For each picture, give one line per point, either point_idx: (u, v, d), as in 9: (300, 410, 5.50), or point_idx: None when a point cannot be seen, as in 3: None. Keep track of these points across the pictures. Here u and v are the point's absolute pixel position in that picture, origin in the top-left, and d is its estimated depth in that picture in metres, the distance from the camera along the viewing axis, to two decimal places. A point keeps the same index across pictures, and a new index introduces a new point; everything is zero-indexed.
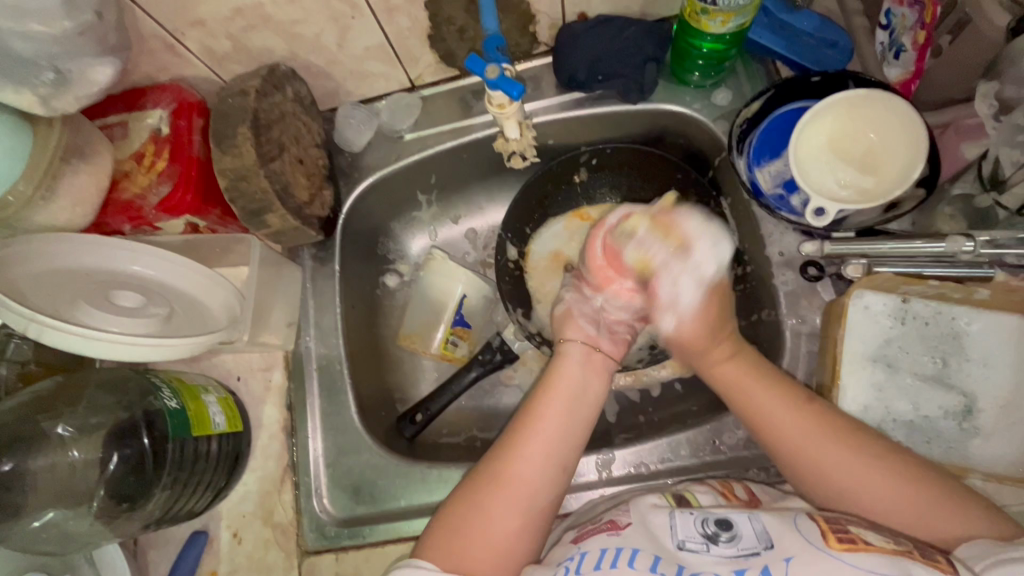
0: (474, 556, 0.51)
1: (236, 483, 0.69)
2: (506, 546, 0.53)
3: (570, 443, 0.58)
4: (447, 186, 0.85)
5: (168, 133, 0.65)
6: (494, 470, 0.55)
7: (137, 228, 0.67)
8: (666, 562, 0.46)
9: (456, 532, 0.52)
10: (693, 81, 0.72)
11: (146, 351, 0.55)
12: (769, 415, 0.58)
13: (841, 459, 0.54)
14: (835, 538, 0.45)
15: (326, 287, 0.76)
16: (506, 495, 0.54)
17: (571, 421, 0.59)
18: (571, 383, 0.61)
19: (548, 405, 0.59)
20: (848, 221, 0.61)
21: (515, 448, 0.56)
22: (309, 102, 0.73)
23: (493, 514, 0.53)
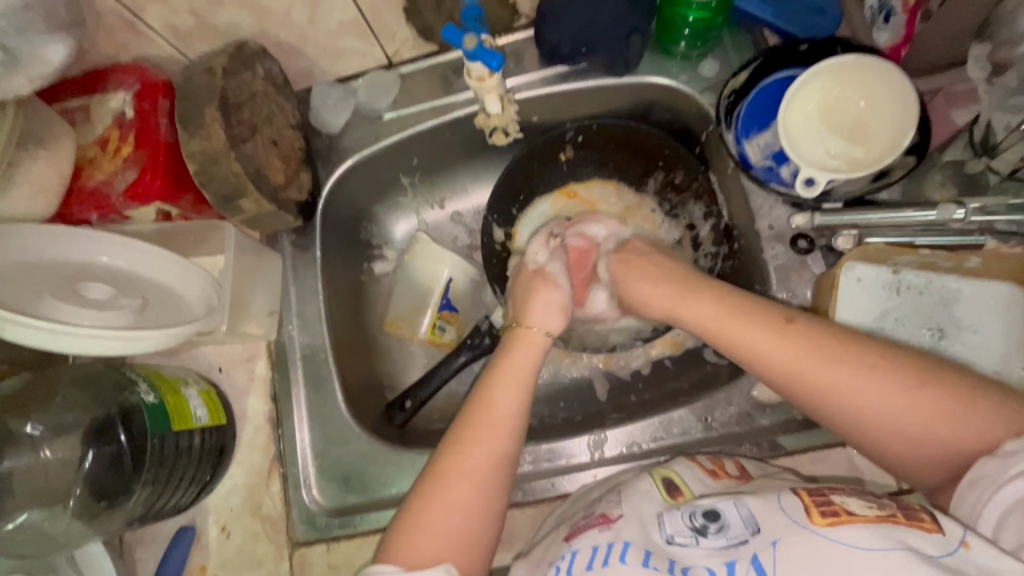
0: (429, 548, 0.48)
1: (222, 477, 0.68)
2: (466, 523, 0.50)
3: (521, 423, 0.55)
4: (430, 168, 0.83)
5: (133, 116, 0.62)
6: (446, 456, 0.52)
7: (105, 216, 0.64)
8: (657, 556, 0.45)
9: (411, 525, 0.49)
10: (679, 52, 0.70)
11: (116, 344, 0.53)
12: (762, 350, 0.52)
13: (858, 392, 0.48)
14: (817, 513, 0.43)
15: (307, 273, 0.74)
16: (461, 473, 0.51)
17: (523, 394, 0.56)
18: (518, 367, 0.58)
19: (500, 390, 0.55)
20: (834, 194, 0.60)
21: (471, 436, 0.53)
22: (281, 82, 0.69)
23: (451, 492, 0.50)
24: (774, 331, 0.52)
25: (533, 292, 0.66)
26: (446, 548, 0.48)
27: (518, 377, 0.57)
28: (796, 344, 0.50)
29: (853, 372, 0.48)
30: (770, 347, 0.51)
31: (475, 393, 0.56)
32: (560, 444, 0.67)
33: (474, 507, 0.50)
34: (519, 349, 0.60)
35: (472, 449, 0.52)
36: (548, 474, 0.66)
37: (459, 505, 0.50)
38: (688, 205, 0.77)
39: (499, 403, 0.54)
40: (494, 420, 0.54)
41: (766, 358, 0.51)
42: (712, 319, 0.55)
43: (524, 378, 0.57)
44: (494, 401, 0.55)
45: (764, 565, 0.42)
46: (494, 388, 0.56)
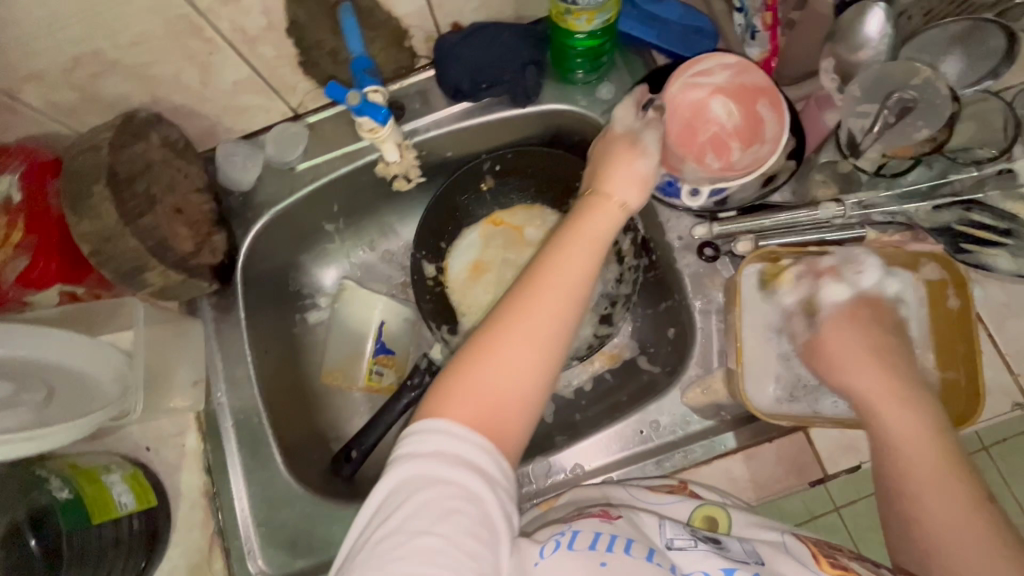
0: (473, 408, 0.46)
1: (160, 560, 0.64)
2: (499, 406, 0.47)
3: (584, 297, 0.51)
4: (354, 212, 0.83)
5: (22, 200, 0.59)
6: (498, 315, 0.49)
7: (3, 306, 0.61)
8: (659, 553, 0.47)
9: (452, 385, 0.47)
10: (578, 79, 0.73)
11: (12, 447, 0.49)
12: (856, 377, 0.54)
13: (931, 477, 0.48)
14: (826, 563, 0.47)
15: (232, 335, 0.72)
16: (500, 348, 0.48)
17: (588, 259, 0.52)
18: (592, 233, 0.53)
19: (535, 299, 0.49)
20: (730, 202, 0.63)
21: (519, 308, 0.49)
22: (182, 146, 0.68)
23: (503, 358, 0.48)
24: (911, 406, 0.51)
25: (612, 157, 0.57)
26: (476, 419, 0.46)
27: (588, 247, 0.52)
28: (899, 398, 0.51)
29: (924, 432, 0.49)
30: (908, 420, 0.50)
31: (531, 265, 0.52)
32: (508, 477, 0.68)
33: (517, 387, 0.47)
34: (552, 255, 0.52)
35: (520, 334, 0.48)
36: None
37: (500, 381, 0.47)
38: None
39: (551, 278, 0.50)
40: (548, 303, 0.49)
41: (841, 370, 0.55)
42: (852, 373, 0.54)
43: (596, 245, 0.53)
44: (556, 263, 0.51)
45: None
46: (534, 292, 0.50)
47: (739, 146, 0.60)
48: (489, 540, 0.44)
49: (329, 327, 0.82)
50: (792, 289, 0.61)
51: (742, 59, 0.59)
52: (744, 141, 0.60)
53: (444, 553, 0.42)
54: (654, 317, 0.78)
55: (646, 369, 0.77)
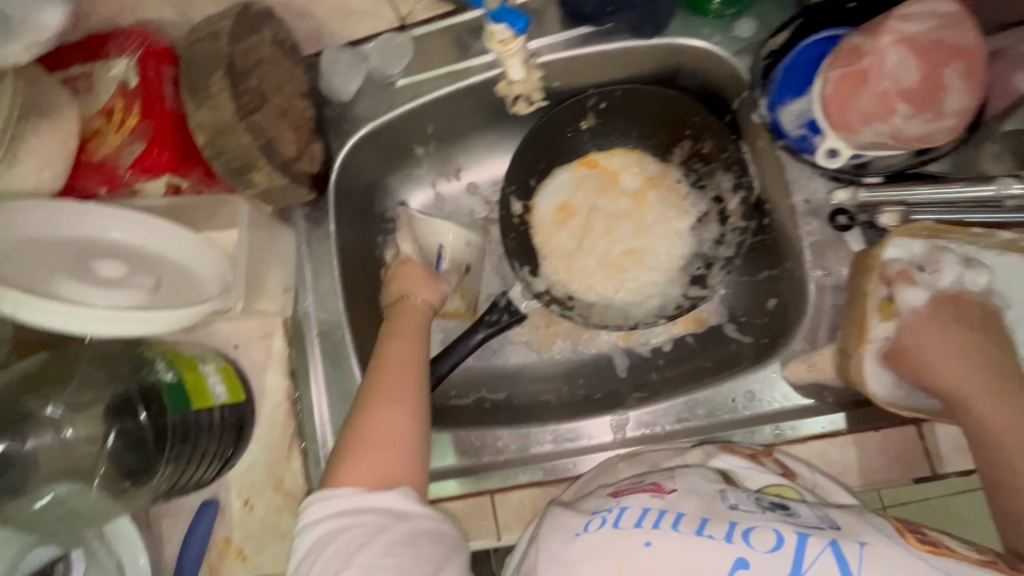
0: (370, 475, 0.53)
1: (243, 452, 0.68)
2: (393, 446, 0.56)
3: (421, 360, 0.63)
4: (446, 137, 0.79)
5: (137, 85, 0.59)
6: (377, 388, 0.59)
7: (115, 192, 0.61)
8: (715, 522, 0.42)
9: (352, 456, 0.55)
10: (713, 10, 0.64)
11: (99, 322, 0.50)
12: (943, 369, 0.52)
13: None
14: (913, 537, 0.41)
15: (322, 249, 0.73)
16: (388, 397, 0.58)
17: (413, 350, 0.64)
18: (410, 328, 0.67)
19: (393, 342, 0.65)
20: (873, 167, 0.57)
21: (382, 386, 0.59)
22: (289, 46, 0.65)
23: (379, 424, 0.57)
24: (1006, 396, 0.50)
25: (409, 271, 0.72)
26: (368, 485, 0.53)
27: (416, 338, 0.66)
28: (990, 387, 0.50)
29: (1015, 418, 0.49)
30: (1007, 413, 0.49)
31: (380, 349, 0.64)
32: (579, 424, 0.67)
33: (399, 439, 0.56)
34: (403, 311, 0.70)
35: (387, 382, 0.60)
36: (570, 453, 0.65)
37: (394, 427, 0.57)
38: (715, 175, 0.74)
39: (395, 351, 0.63)
40: (398, 372, 0.61)
41: (929, 364, 0.52)
42: (945, 367, 0.52)
43: (416, 335, 0.66)
44: (394, 347, 0.64)
45: (846, 556, 0.39)
46: (392, 338, 0.66)
47: (905, 105, 0.50)
48: (423, 544, 0.50)
49: None
50: (921, 286, 0.54)
51: (958, 8, 0.49)
52: (912, 101, 0.50)
53: (387, 567, 0.48)
54: (754, 285, 0.73)
55: (734, 339, 0.73)
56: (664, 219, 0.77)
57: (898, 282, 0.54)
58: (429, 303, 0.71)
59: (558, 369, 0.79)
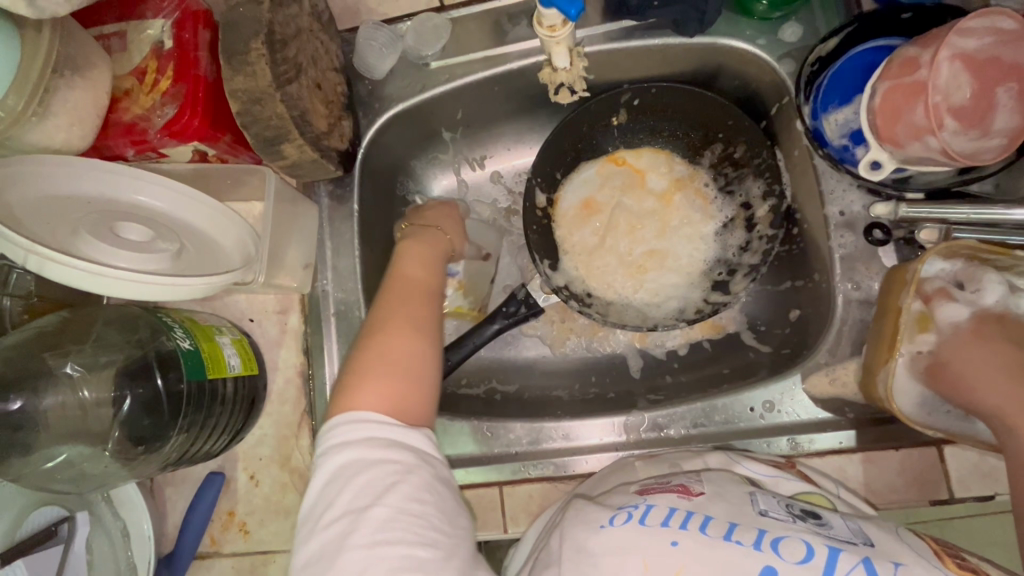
0: (385, 393, 0.52)
1: (252, 427, 0.67)
2: (404, 376, 0.54)
3: (434, 288, 0.64)
4: (474, 123, 0.78)
5: (171, 47, 0.58)
6: (387, 312, 0.59)
7: (142, 153, 0.61)
8: (743, 528, 0.42)
9: (365, 373, 0.53)
10: (759, 12, 0.63)
11: (126, 285, 0.50)
12: (982, 387, 0.50)
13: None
14: (950, 561, 0.41)
15: (343, 227, 0.71)
16: (403, 318, 0.58)
17: (429, 280, 0.64)
18: (423, 253, 0.67)
19: (411, 262, 0.66)
20: (913, 183, 0.56)
21: (394, 303, 0.60)
22: (326, 20, 0.65)
23: (395, 344, 0.56)
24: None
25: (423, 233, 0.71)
26: (385, 409, 0.52)
27: (433, 270, 0.66)
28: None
29: None
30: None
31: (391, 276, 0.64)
32: (592, 422, 0.66)
33: (416, 363, 0.56)
34: (410, 244, 0.69)
35: (405, 310, 0.59)
36: (580, 449, 0.65)
37: (403, 351, 0.56)
38: (746, 181, 0.73)
39: (411, 283, 0.63)
40: (410, 296, 0.61)
41: (967, 379, 0.51)
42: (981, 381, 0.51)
43: (432, 258, 0.68)
44: (406, 268, 0.65)
45: (879, 571, 0.38)
46: (407, 268, 0.65)
47: (954, 120, 0.48)
48: (445, 494, 0.50)
49: None
50: (963, 303, 0.54)
51: (1020, 26, 0.48)
52: (960, 118, 0.49)
53: (415, 512, 0.47)
54: (776, 295, 0.72)
55: (752, 347, 0.72)
56: (689, 222, 0.76)
57: (936, 298, 0.54)
58: (450, 244, 0.72)
59: (571, 365, 0.78)
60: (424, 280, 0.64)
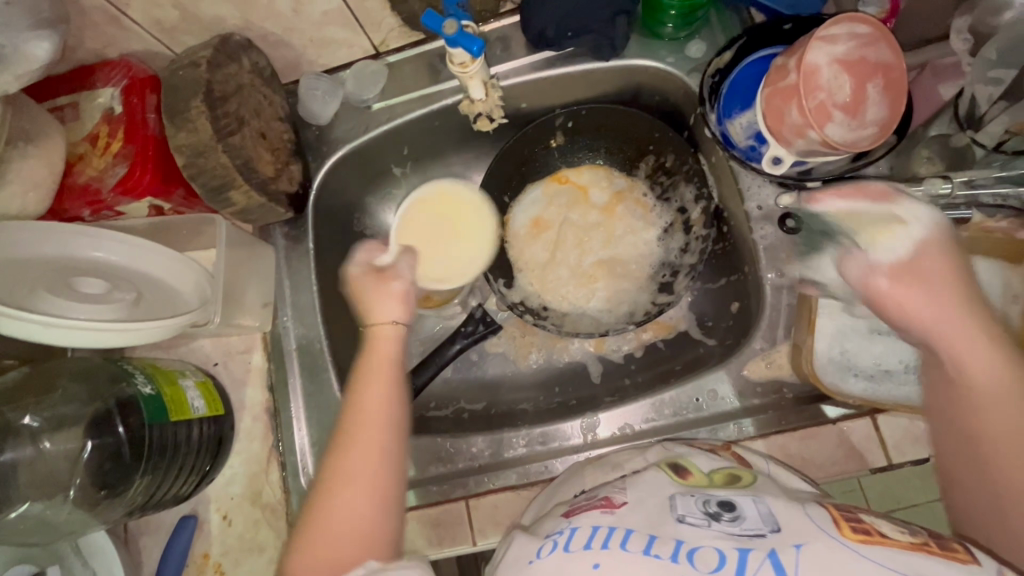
0: (324, 550, 0.46)
1: (221, 467, 0.69)
2: (360, 527, 0.47)
3: (397, 417, 0.53)
4: (421, 157, 0.82)
5: (121, 112, 0.62)
6: (346, 424, 0.52)
7: (98, 213, 0.64)
8: (661, 541, 0.42)
9: (308, 527, 0.47)
10: (666, 33, 0.69)
11: (104, 335, 0.53)
12: (920, 321, 0.49)
13: (1005, 411, 0.44)
14: (848, 528, 0.42)
15: (300, 265, 0.75)
16: (355, 438, 0.50)
17: (394, 394, 0.53)
18: (382, 362, 0.56)
19: (369, 387, 0.53)
20: (815, 173, 0.61)
21: (349, 429, 0.51)
22: (268, 75, 0.70)
23: (345, 483, 0.49)
24: (985, 342, 0.46)
25: (372, 291, 0.59)
26: (323, 558, 0.46)
27: (378, 383, 0.53)
28: (998, 366, 0.45)
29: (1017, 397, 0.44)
30: (984, 364, 0.46)
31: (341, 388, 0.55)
32: (553, 428, 0.68)
33: (370, 499, 0.48)
34: (374, 346, 0.57)
35: (353, 442, 0.50)
36: (542, 457, 0.67)
37: (355, 494, 0.48)
38: (680, 187, 0.77)
39: (366, 406, 0.52)
40: (370, 430, 0.51)
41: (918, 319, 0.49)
42: (926, 323, 0.48)
43: (391, 374, 0.55)
44: (364, 392, 0.53)
45: (783, 562, 0.39)
46: (366, 386, 0.53)
47: (842, 114, 0.54)
48: None
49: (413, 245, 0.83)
50: None
51: (875, 29, 0.54)
52: (847, 111, 0.54)
53: None
54: (716, 292, 0.76)
55: (700, 342, 0.76)
56: (632, 231, 0.80)
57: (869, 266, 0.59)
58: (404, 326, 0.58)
59: (533, 378, 0.80)
60: (382, 384, 0.54)
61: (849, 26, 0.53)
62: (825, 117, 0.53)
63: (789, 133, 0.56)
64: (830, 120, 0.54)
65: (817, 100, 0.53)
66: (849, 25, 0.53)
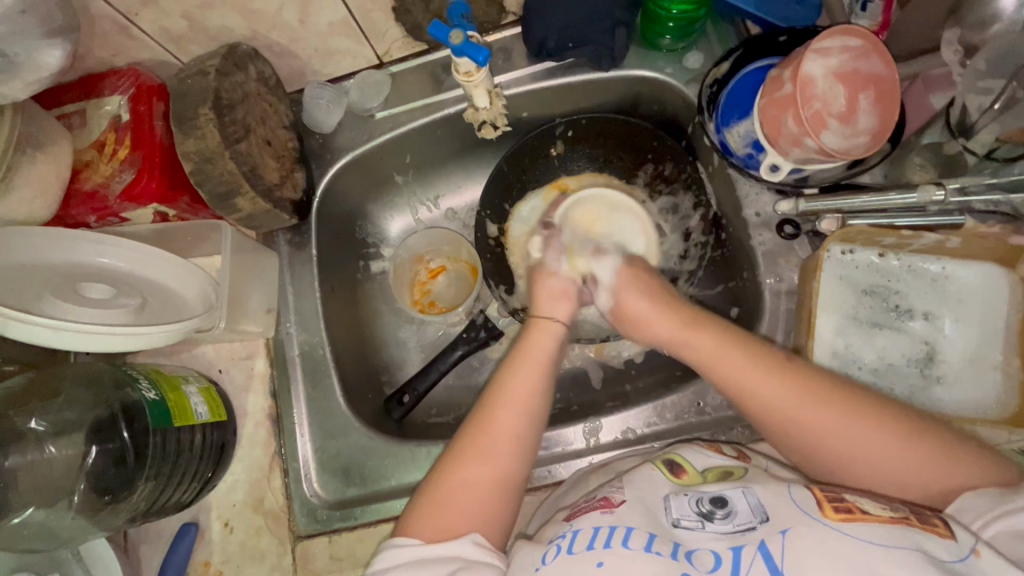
0: (451, 522, 0.50)
1: (224, 474, 0.69)
2: (480, 506, 0.52)
3: (540, 411, 0.57)
4: (423, 165, 0.83)
5: (129, 119, 0.63)
6: (483, 414, 0.56)
7: (103, 219, 0.65)
8: (661, 540, 0.44)
9: (433, 502, 0.51)
10: (664, 45, 0.70)
11: (117, 339, 0.54)
12: (728, 363, 0.55)
13: (809, 409, 0.51)
14: (830, 509, 0.43)
15: (304, 271, 0.75)
16: (496, 428, 0.55)
17: (540, 384, 0.58)
18: (539, 354, 0.60)
19: (518, 376, 0.58)
20: (811, 180, 0.63)
21: (491, 414, 0.55)
22: (274, 84, 0.71)
23: (473, 468, 0.53)
24: (768, 372, 0.54)
25: (541, 286, 0.68)
26: (442, 530, 0.50)
27: (536, 370, 0.58)
28: (773, 369, 0.53)
29: (795, 395, 0.52)
30: (770, 387, 0.53)
31: (498, 376, 0.59)
32: (555, 433, 0.68)
33: (495, 484, 0.53)
34: (533, 336, 0.63)
35: (490, 430, 0.55)
36: (545, 461, 0.67)
37: (481, 477, 0.52)
38: (679, 194, 0.78)
39: (516, 390, 0.57)
40: (503, 420, 0.55)
41: (704, 357, 0.58)
42: (710, 347, 0.57)
43: (541, 363, 0.59)
44: (513, 380, 0.57)
45: (772, 553, 0.41)
46: (516, 372, 0.58)
47: (838, 123, 0.55)
48: None
49: (407, 259, 0.84)
50: (867, 268, 0.62)
51: (866, 41, 0.55)
52: (842, 120, 0.55)
53: None
54: (714, 298, 0.76)
55: None
56: None
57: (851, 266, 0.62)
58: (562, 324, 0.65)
59: None
60: (533, 381, 0.58)
61: (840, 38, 0.55)
62: (823, 126, 0.55)
63: (788, 142, 0.57)
64: (827, 129, 0.55)
65: (813, 109, 0.55)
66: (840, 37, 0.55)
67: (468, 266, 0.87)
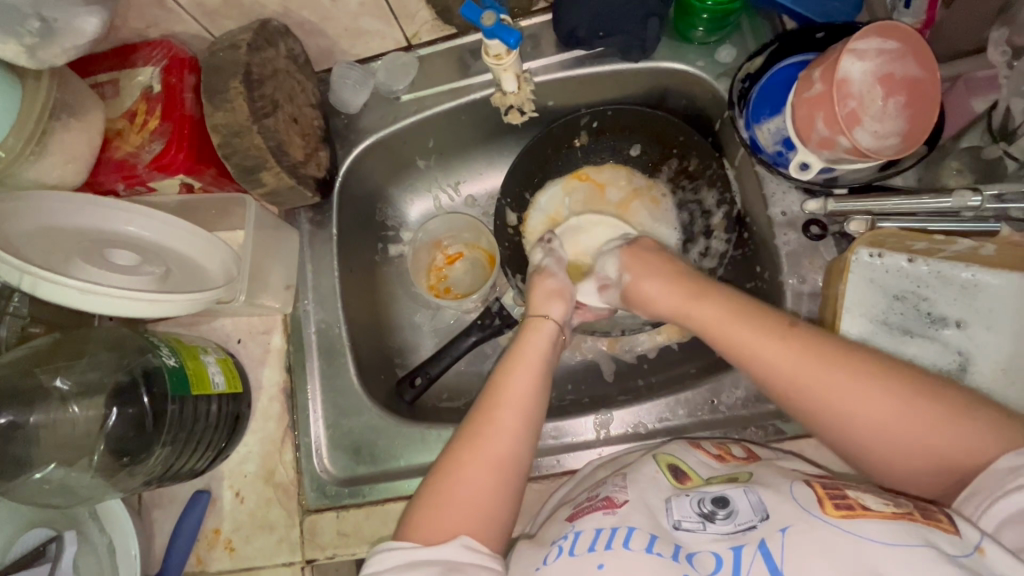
0: (446, 526, 0.50)
1: (237, 444, 0.70)
2: (482, 510, 0.51)
3: (534, 412, 0.57)
4: (445, 151, 0.83)
5: (160, 91, 0.64)
6: (475, 424, 0.55)
7: (132, 188, 0.66)
8: (662, 541, 0.44)
9: (430, 508, 0.51)
10: (697, 37, 0.69)
11: (141, 306, 0.54)
12: (750, 347, 0.54)
13: (843, 392, 0.49)
14: (830, 505, 0.42)
15: (323, 250, 0.76)
16: (485, 440, 0.54)
17: (534, 385, 0.58)
18: (534, 353, 0.61)
19: (514, 375, 0.58)
20: (841, 180, 0.62)
21: (489, 417, 0.55)
22: (303, 61, 0.71)
23: (467, 478, 0.52)
24: (776, 337, 0.53)
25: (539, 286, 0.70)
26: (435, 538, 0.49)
27: (533, 370, 0.59)
28: (794, 346, 0.52)
29: (828, 375, 0.50)
30: (778, 354, 0.52)
31: (494, 380, 0.59)
32: (566, 423, 0.69)
33: (493, 486, 0.52)
34: (531, 336, 0.63)
35: (479, 442, 0.54)
36: (554, 450, 0.68)
37: (476, 486, 0.52)
38: (702, 191, 0.77)
39: (512, 394, 0.57)
40: (501, 426, 0.55)
41: (738, 341, 0.55)
42: (729, 333, 0.56)
43: (537, 363, 0.60)
44: (507, 386, 0.57)
45: (772, 553, 0.41)
46: (508, 379, 0.58)
47: (870, 122, 0.54)
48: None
49: (426, 243, 0.84)
50: (899, 275, 0.61)
51: (904, 42, 0.54)
52: (874, 120, 0.54)
53: None
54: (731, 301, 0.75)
55: None
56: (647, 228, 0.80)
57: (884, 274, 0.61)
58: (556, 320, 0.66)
59: None
60: (524, 390, 0.57)
61: (881, 36, 0.54)
62: (855, 126, 0.53)
63: (819, 141, 0.56)
64: (860, 130, 0.54)
65: (846, 108, 0.53)
66: (881, 36, 0.54)
67: (485, 254, 0.87)
